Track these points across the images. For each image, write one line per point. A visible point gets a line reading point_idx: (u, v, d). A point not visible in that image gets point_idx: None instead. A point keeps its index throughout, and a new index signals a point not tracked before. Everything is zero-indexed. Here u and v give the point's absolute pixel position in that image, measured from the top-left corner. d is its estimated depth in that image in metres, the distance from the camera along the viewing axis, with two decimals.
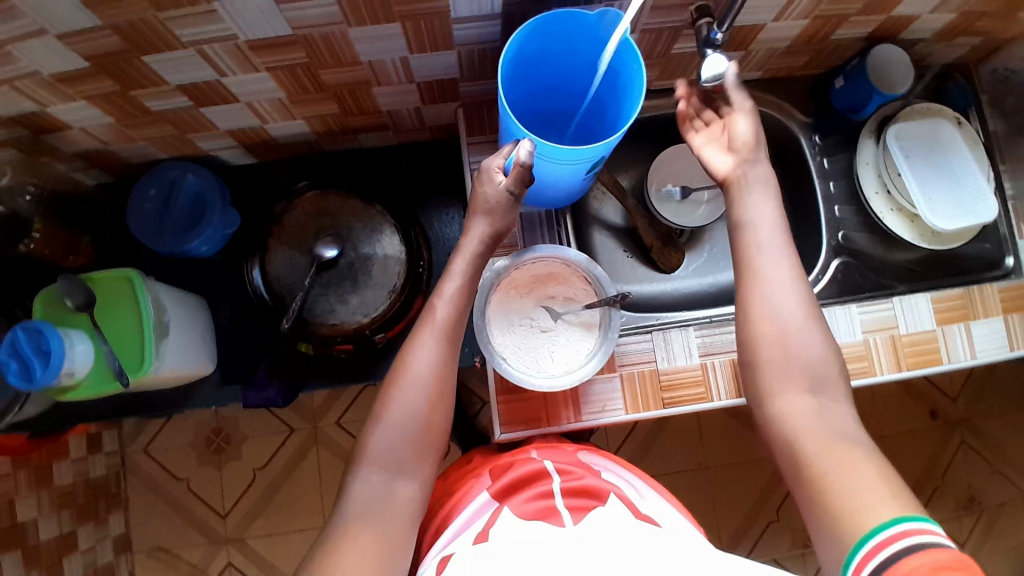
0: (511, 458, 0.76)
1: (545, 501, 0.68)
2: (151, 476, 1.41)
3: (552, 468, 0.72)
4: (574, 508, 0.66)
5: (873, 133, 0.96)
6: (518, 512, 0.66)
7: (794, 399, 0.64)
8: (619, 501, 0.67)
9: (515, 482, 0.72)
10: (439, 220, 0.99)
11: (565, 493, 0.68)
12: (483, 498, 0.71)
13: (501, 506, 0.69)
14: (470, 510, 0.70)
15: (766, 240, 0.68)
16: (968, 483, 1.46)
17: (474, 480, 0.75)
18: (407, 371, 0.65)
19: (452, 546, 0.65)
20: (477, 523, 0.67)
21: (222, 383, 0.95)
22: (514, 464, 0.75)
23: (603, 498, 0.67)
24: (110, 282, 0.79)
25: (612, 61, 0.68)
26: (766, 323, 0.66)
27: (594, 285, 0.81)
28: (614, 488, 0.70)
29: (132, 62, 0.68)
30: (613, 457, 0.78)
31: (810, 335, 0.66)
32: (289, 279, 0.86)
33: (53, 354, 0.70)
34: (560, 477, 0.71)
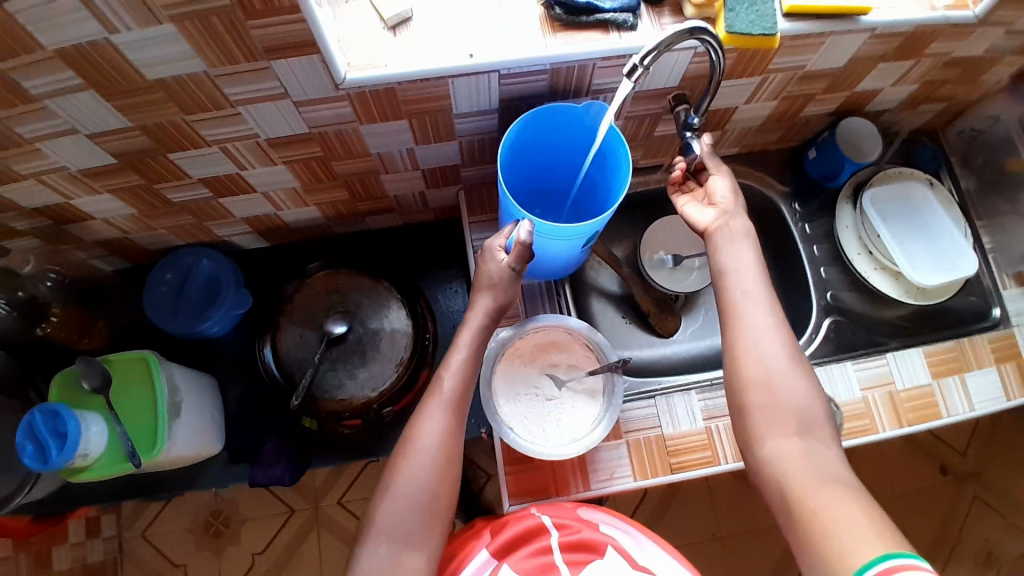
0: (508, 514, 0.75)
1: (542, 556, 0.68)
2: (146, 564, 1.36)
3: (547, 522, 0.72)
4: (571, 562, 0.67)
5: (849, 199, 1.02)
6: (517, 569, 0.67)
7: (778, 439, 0.65)
8: (614, 551, 0.68)
9: (514, 539, 0.70)
10: (443, 294, 1.03)
11: (562, 547, 0.69)
12: (482, 557, 0.70)
13: (500, 563, 0.69)
14: (472, 569, 0.69)
15: (746, 292, 0.71)
16: (986, 540, 1.42)
17: (475, 539, 0.73)
18: (414, 440, 0.66)
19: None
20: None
21: (229, 462, 0.95)
22: (511, 520, 0.73)
23: (601, 551, 0.68)
24: (126, 364, 0.81)
25: (601, 146, 0.74)
26: (751, 366, 0.67)
27: (595, 352, 0.84)
28: (611, 539, 0.70)
29: (158, 158, 0.74)
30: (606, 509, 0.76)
31: (794, 381, 0.67)
32: (299, 355, 0.89)
33: (70, 435, 0.72)
34: (557, 533, 0.70)
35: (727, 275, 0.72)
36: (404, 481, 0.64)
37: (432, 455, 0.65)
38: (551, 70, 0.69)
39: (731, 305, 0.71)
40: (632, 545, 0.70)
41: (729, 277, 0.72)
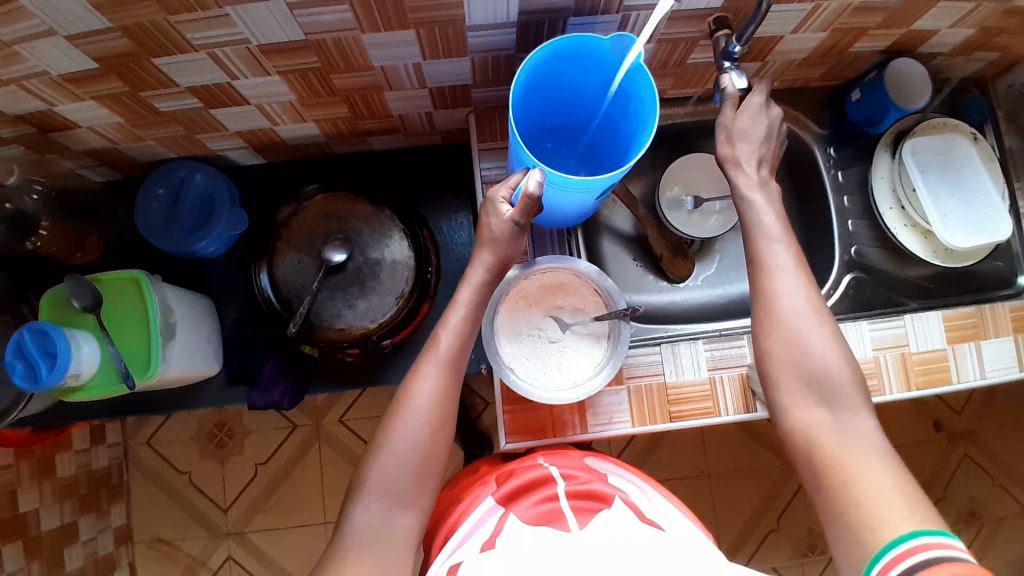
0: (515, 465, 0.76)
1: (549, 503, 0.68)
2: (153, 469, 1.41)
3: (556, 473, 0.72)
4: (579, 510, 0.66)
5: (889, 147, 0.95)
6: (523, 517, 0.66)
7: (805, 408, 0.64)
8: (623, 505, 0.67)
9: (520, 488, 0.71)
10: (448, 224, 0.97)
11: (570, 495, 0.68)
12: (488, 504, 0.70)
13: (507, 511, 0.68)
14: (476, 515, 0.69)
15: (782, 243, 0.68)
16: (969, 496, 1.45)
17: (480, 488, 0.74)
18: (411, 396, 0.64)
19: (460, 554, 0.64)
20: (482, 530, 0.67)
21: (228, 383, 0.94)
22: (518, 471, 0.74)
23: (608, 501, 0.67)
24: (117, 284, 0.78)
25: (626, 85, 0.67)
26: (778, 327, 0.65)
27: (603, 296, 0.81)
28: (618, 491, 0.70)
29: (142, 64, 0.67)
30: (623, 464, 0.78)
31: (821, 331, 0.65)
32: (296, 282, 0.85)
33: (60, 356, 0.70)
34: (564, 482, 0.70)
35: (764, 232, 0.69)
36: (405, 424, 0.63)
37: (430, 404, 0.64)
38: None
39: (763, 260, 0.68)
40: (639, 499, 0.70)
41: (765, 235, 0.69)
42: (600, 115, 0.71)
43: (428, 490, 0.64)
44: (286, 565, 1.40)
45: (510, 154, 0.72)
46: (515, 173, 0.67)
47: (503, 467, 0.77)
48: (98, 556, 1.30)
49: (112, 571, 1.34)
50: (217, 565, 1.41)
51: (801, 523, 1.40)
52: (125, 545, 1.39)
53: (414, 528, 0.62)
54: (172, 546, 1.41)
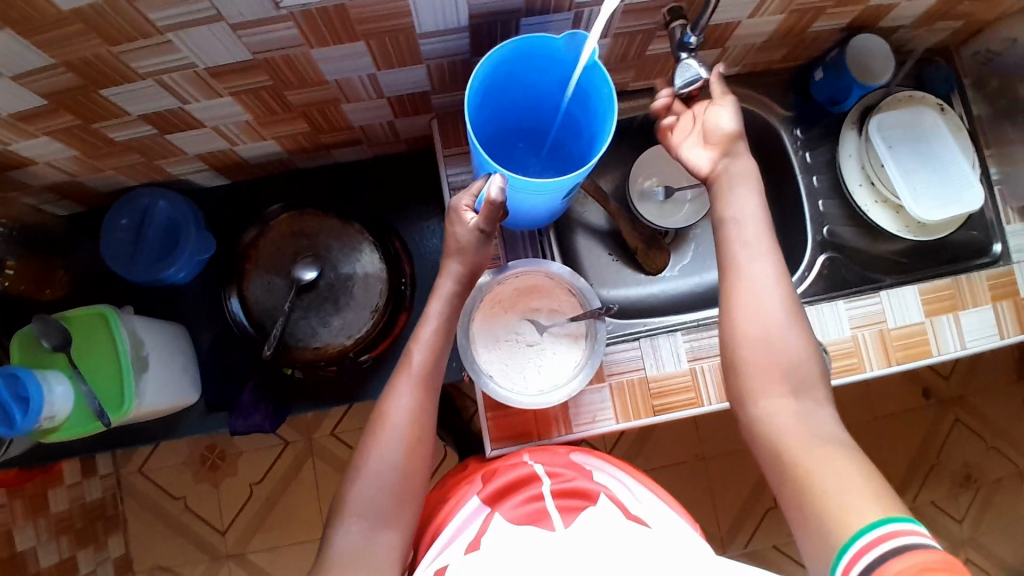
0: (499, 461, 0.75)
1: (535, 503, 0.67)
2: (148, 496, 1.40)
3: (541, 471, 0.72)
4: (563, 510, 0.66)
5: (855, 124, 0.95)
6: (509, 517, 0.66)
7: (771, 397, 0.64)
8: (607, 500, 0.67)
9: (504, 488, 0.71)
10: (420, 233, 0.96)
11: (555, 494, 0.68)
12: (473, 505, 0.70)
13: (492, 512, 0.68)
14: (461, 517, 0.69)
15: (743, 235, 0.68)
16: (963, 460, 1.47)
17: (466, 485, 0.74)
18: (385, 417, 0.64)
19: (445, 556, 0.64)
20: (468, 531, 0.67)
21: (207, 410, 0.93)
22: (502, 468, 0.74)
23: (593, 499, 0.67)
24: (84, 320, 0.77)
25: (583, 83, 0.66)
26: (750, 322, 0.65)
27: (578, 297, 0.80)
28: (604, 488, 0.69)
29: (91, 96, 0.66)
30: (609, 458, 0.77)
31: (789, 324, 0.65)
32: (268, 303, 0.84)
33: (32, 399, 0.69)
34: (549, 481, 0.70)
35: (727, 228, 0.68)
36: (384, 443, 0.63)
37: (407, 423, 0.64)
38: None
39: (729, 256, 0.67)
40: (626, 497, 0.70)
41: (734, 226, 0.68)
42: (560, 115, 0.71)
43: (411, 506, 0.64)
44: None
45: (472, 160, 0.71)
46: (477, 179, 0.66)
47: (489, 463, 0.77)
48: None
49: None
50: None
51: None
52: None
53: (402, 547, 0.62)
54: (172, 573, 1.39)
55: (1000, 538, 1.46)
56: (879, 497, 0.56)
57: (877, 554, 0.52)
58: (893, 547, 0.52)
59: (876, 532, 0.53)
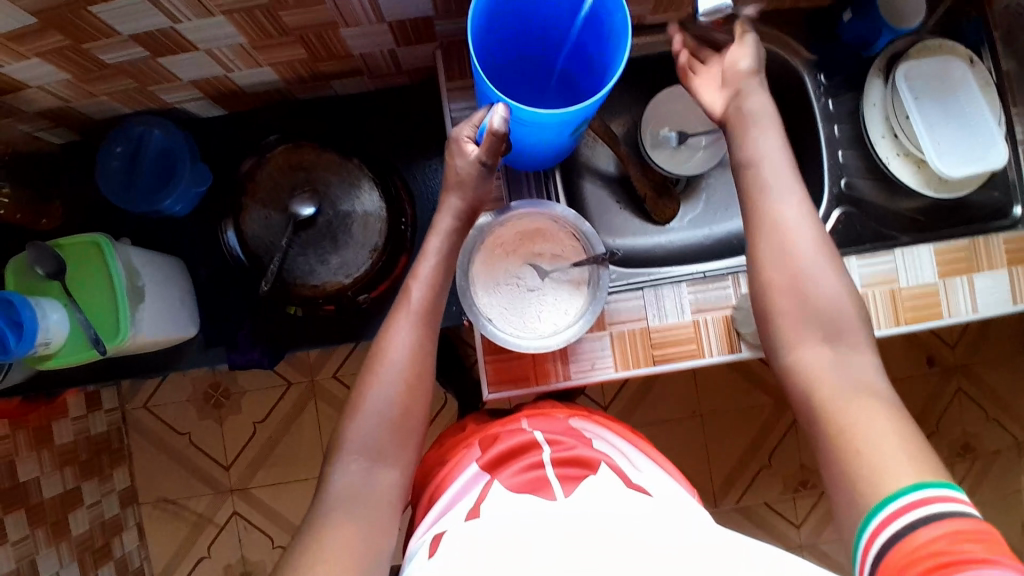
0: (500, 428, 0.75)
1: (534, 471, 0.66)
2: (152, 431, 1.43)
3: (541, 439, 0.70)
4: (564, 480, 0.63)
5: (881, 72, 0.90)
6: (508, 485, 0.64)
7: (808, 347, 0.62)
8: (608, 470, 0.65)
9: (504, 455, 0.69)
10: (422, 173, 0.93)
11: (555, 463, 0.66)
12: (472, 471, 0.69)
13: (490, 479, 0.67)
14: (459, 484, 0.68)
15: (775, 186, 0.66)
16: (962, 429, 1.47)
17: (465, 450, 0.74)
18: (384, 354, 0.63)
19: (444, 523, 0.63)
20: (466, 498, 0.66)
21: (206, 345, 0.93)
22: (504, 435, 0.73)
23: (594, 468, 0.65)
24: (78, 248, 0.76)
25: (596, 8, 0.62)
26: (777, 262, 0.63)
27: (582, 242, 0.78)
28: (605, 457, 0.68)
29: (79, 13, 0.62)
30: (609, 425, 0.77)
31: (825, 271, 0.63)
32: (265, 239, 0.82)
33: (26, 324, 0.69)
34: (549, 448, 0.69)
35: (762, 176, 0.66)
36: (381, 381, 0.62)
37: (404, 363, 0.63)
38: None
39: (761, 204, 0.66)
40: (628, 466, 0.69)
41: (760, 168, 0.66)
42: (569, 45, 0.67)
43: (412, 444, 0.64)
44: (290, 518, 1.44)
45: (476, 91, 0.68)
46: (480, 109, 0.64)
47: (489, 428, 0.76)
48: (105, 518, 1.33)
49: (121, 531, 1.37)
50: (223, 521, 1.44)
51: (793, 459, 1.42)
52: (131, 505, 1.42)
53: (398, 484, 0.62)
54: (177, 504, 1.44)
55: (992, 506, 1.47)
56: (883, 453, 0.55)
57: (908, 521, 0.51)
58: (926, 514, 0.50)
59: (906, 498, 0.52)
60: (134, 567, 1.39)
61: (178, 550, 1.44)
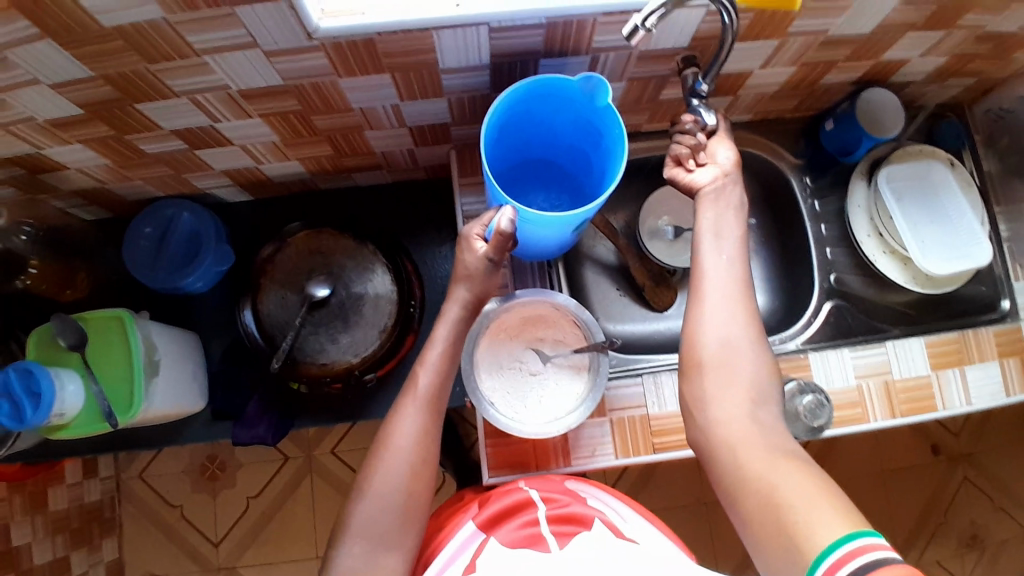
0: (497, 489, 0.74)
1: (530, 528, 0.66)
2: (145, 503, 1.41)
3: (536, 497, 0.70)
4: (558, 534, 0.64)
5: (864, 175, 0.97)
6: (504, 540, 0.65)
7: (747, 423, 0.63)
8: (602, 525, 0.65)
9: (501, 512, 0.69)
10: (432, 258, 0.98)
11: (550, 519, 0.66)
12: (468, 530, 0.69)
13: (487, 537, 0.67)
14: (456, 544, 0.68)
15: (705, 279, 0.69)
16: (970, 520, 1.43)
17: (461, 514, 0.73)
18: (389, 440, 0.65)
19: None
20: (464, 555, 0.66)
21: (212, 418, 0.94)
22: (499, 494, 0.72)
23: (588, 524, 0.65)
24: (101, 321, 0.79)
25: (597, 122, 0.69)
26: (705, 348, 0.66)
27: (582, 329, 0.82)
28: (598, 513, 0.68)
29: (126, 109, 0.69)
30: (605, 486, 0.76)
31: (752, 350, 0.66)
32: (281, 318, 0.86)
33: (44, 395, 0.71)
34: (544, 506, 0.69)
35: (700, 270, 0.70)
36: (388, 465, 0.64)
37: (410, 453, 0.64)
38: (546, 24, 0.63)
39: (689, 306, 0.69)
40: (622, 522, 0.69)
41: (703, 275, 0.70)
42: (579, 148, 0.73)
43: (413, 529, 0.64)
44: None
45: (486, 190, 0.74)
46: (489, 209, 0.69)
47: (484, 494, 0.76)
48: None
49: None
50: None
51: None
52: None
53: (393, 568, 0.62)
54: None
55: None
56: (840, 517, 0.53)
57: None
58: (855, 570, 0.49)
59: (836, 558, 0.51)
60: None
61: None
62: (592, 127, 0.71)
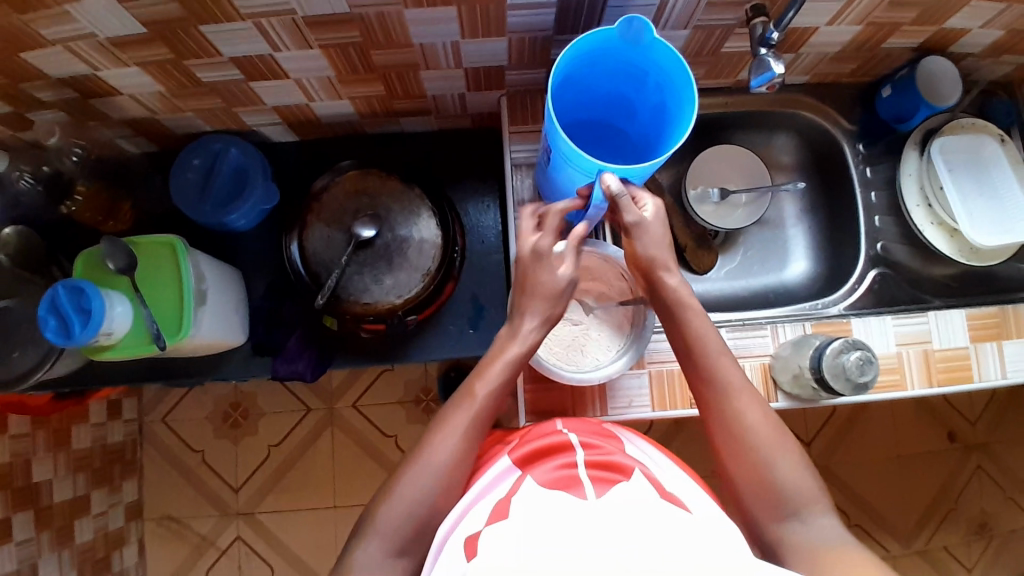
0: (533, 428, 0.71)
1: (568, 470, 0.62)
2: (167, 445, 1.43)
3: (575, 441, 0.66)
4: (597, 481, 0.60)
5: (917, 144, 0.96)
6: (540, 480, 0.61)
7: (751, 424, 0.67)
8: (643, 478, 0.61)
9: (537, 452, 0.66)
10: (475, 208, 0.98)
11: (589, 464, 0.62)
12: (502, 465, 0.66)
13: (523, 474, 0.63)
14: (488, 477, 0.65)
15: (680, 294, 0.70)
16: (981, 509, 1.44)
17: (496, 449, 0.70)
18: (428, 455, 0.66)
19: (471, 523, 0.59)
20: (497, 490, 0.63)
21: (252, 353, 0.95)
22: (535, 434, 0.69)
23: (628, 473, 0.61)
24: (152, 247, 0.81)
25: (642, 62, 0.69)
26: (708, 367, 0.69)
27: (628, 281, 0.82)
28: (641, 464, 0.64)
29: (189, 31, 0.69)
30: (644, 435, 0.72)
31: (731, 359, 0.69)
32: (326, 255, 0.87)
33: (95, 312, 0.72)
34: (583, 451, 0.65)
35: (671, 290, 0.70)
36: (418, 476, 0.65)
37: (443, 472, 0.65)
38: None
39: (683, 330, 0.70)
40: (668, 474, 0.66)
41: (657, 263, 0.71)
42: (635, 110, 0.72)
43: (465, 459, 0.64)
44: (295, 546, 1.40)
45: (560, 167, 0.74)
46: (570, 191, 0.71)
47: (515, 434, 0.72)
48: (108, 530, 1.30)
49: (122, 545, 1.34)
50: (226, 546, 1.40)
51: None
52: (136, 520, 1.39)
53: None
54: (181, 524, 1.41)
55: None
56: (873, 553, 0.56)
57: None
58: None
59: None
60: None
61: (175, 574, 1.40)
62: (654, 87, 0.71)
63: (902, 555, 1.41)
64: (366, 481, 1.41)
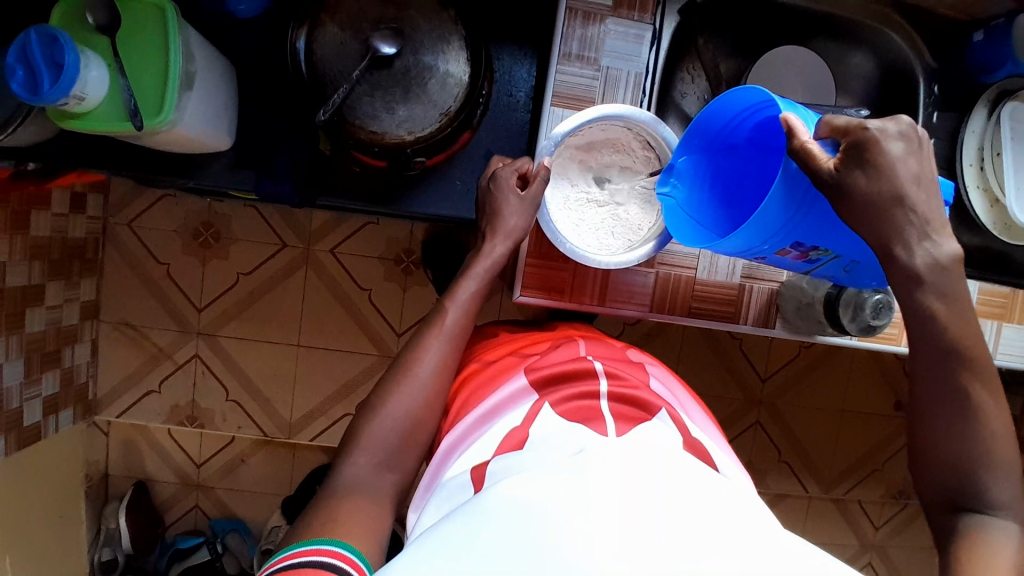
0: (556, 355, 0.67)
1: (587, 400, 0.59)
2: (130, 251, 1.36)
3: (599, 369, 0.63)
4: (619, 418, 0.57)
5: (988, 104, 0.87)
6: (558, 410, 0.58)
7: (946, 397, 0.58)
8: (667, 419, 0.59)
9: (561, 375, 0.62)
10: (508, 57, 0.89)
11: (611, 397, 0.59)
12: (517, 386, 0.62)
13: (540, 400, 0.60)
14: (499, 395, 0.62)
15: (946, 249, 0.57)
16: (903, 475, 1.52)
17: (510, 365, 0.67)
18: (412, 367, 0.66)
19: (473, 456, 0.57)
20: (512, 414, 0.60)
21: (234, 166, 0.86)
22: (557, 360, 0.65)
23: (652, 412, 0.59)
24: (138, 7, 0.69)
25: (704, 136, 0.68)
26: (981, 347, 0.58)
27: (656, 154, 0.76)
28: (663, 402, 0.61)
29: None
30: (670, 378, 0.69)
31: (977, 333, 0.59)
32: (335, 63, 0.76)
33: (68, 69, 0.62)
34: (606, 381, 0.61)
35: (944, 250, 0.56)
36: (406, 389, 0.65)
37: (427, 385, 0.66)
38: None
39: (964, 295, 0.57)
40: (686, 418, 0.64)
41: (898, 200, 0.54)
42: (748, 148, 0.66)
43: None
44: (252, 378, 1.40)
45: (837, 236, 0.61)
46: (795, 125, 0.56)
47: (534, 352, 0.68)
48: (62, 325, 1.26)
49: (75, 342, 1.31)
50: (182, 360, 1.39)
51: (744, 454, 1.46)
52: (90, 320, 1.35)
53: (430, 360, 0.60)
54: (140, 332, 1.38)
55: (904, 552, 1.56)
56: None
57: None
58: None
59: None
60: (78, 383, 1.33)
61: (128, 378, 1.39)
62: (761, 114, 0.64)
63: (819, 498, 1.49)
64: (333, 329, 1.39)
